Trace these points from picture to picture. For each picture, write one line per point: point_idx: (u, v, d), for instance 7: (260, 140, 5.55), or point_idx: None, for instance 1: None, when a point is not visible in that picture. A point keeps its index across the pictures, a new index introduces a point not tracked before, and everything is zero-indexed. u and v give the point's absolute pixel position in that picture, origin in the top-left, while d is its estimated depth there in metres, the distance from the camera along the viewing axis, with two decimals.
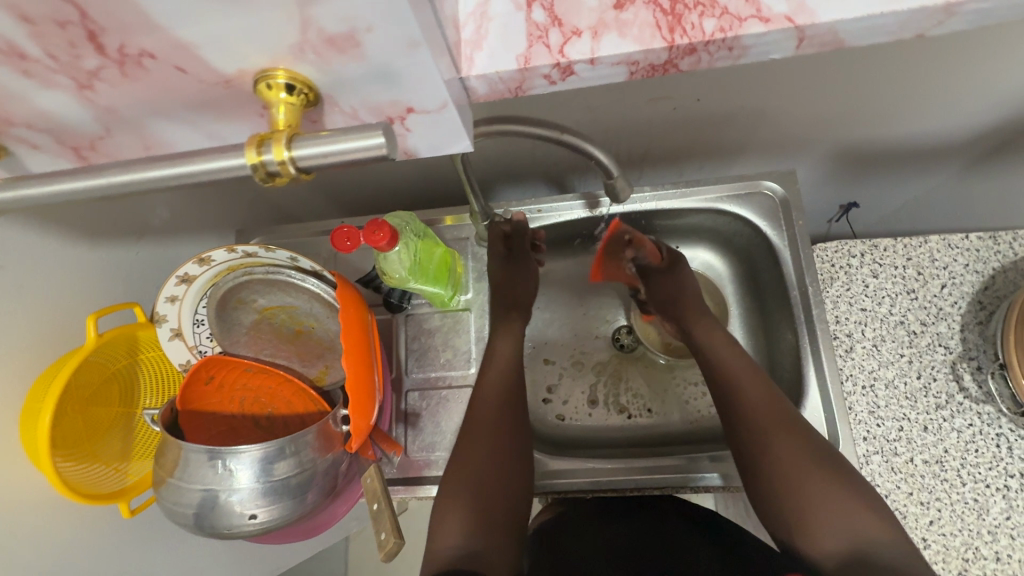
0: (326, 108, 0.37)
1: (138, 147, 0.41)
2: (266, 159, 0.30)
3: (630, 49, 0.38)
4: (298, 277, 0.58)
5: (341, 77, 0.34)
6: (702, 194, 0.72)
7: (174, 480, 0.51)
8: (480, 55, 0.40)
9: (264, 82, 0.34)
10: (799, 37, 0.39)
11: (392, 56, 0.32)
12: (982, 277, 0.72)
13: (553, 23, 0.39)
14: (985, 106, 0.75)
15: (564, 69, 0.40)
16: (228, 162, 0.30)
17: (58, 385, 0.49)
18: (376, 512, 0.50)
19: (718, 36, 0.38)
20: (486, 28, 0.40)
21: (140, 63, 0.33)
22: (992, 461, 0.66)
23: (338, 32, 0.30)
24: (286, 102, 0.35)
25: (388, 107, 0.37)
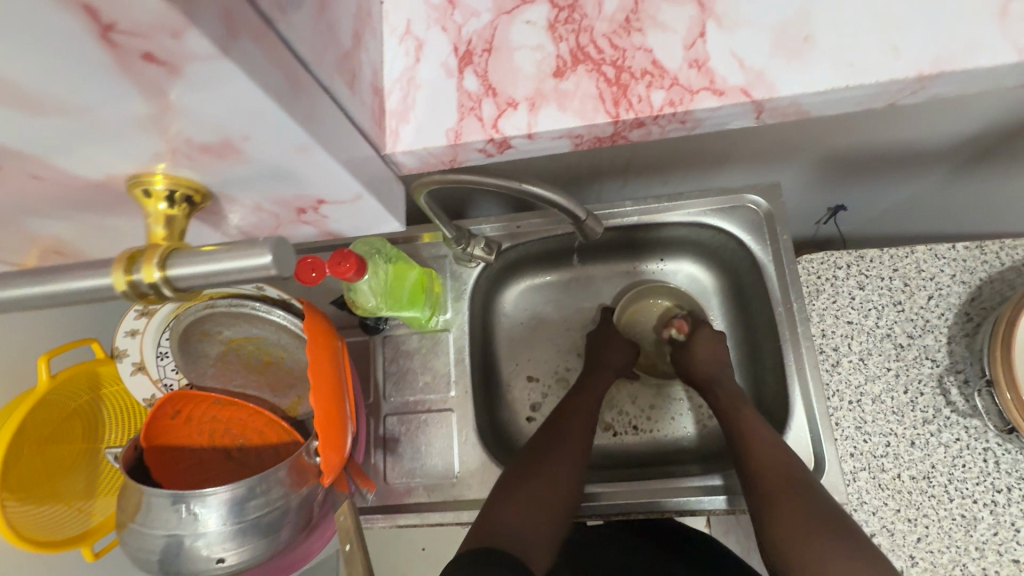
0: (222, 204, 0.37)
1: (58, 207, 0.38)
2: (136, 280, 0.28)
3: (571, 123, 0.40)
4: (263, 309, 0.54)
5: (229, 178, 0.33)
6: (685, 209, 0.71)
7: (136, 525, 0.49)
8: (406, 129, 0.42)
9: (139, 189, 0.32)
10: (758, 109, 0.40)
11: (281, 159, 0.30)
12: (969, 287, 0.71)
13: (486, 93, 0.41)
14: (971, 112, 0.74)
15: (499, 143, 0.42)
16: (92, 283, 0.27)
17: (10, 426, 0.47)
18: (348, 553, 0.48)
19: (666, 111, 0.39)
20: (412, 97, 0.42)
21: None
22: (979, 476, 0.65)
23: (212, 141, 0.28)
24: (162, 211, 0.33)
25: (296, 199, 0.37)
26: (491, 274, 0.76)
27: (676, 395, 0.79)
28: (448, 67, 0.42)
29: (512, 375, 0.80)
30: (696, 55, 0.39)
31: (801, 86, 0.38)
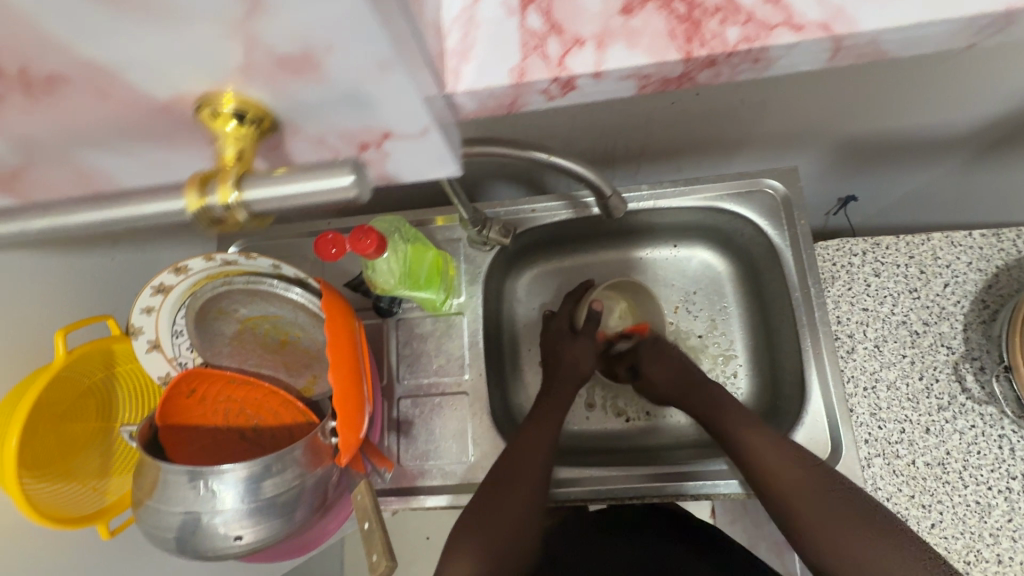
0: (287, 135, 0.33)
1: (77, 177, 0.37)
2: (209, 203, 0.27)
3: (641, 61, 0.36)
4: (281, 286, 0.55)
5: (301, 103, 0.30)
6: (702, 193, 0.70)
7: (152, 502, 0.48)
8: (467, 67, 0.37)
9: (207, 108, 0.30)
10: (835, 47, 0.36)
11: (359, 80, 0.28)
12: (985, 275, 0.70)
13: (552, 31, 0.37)
14: (990, 99, 0.73)
15: (564, 84, 0.37)
16: (164, 206, 0.27)
17: (26, 402, 0.46)
18: (367, 531, 0.48)
19: (742, 47, 0.35)
20: (473, 36, 0.37)
21: (52, 88, 0.29)
22: (994, 463, 0.65)
23: (289, 53, 0.26)
24: (234, 131, 0.30)
25: (363, 133, 0.33)
26: (505, 258, 0.76)
27: None
28: (509, 7, 0.38)
29: (525, 360, 0.79)
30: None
31: (883, 20, 0.34)
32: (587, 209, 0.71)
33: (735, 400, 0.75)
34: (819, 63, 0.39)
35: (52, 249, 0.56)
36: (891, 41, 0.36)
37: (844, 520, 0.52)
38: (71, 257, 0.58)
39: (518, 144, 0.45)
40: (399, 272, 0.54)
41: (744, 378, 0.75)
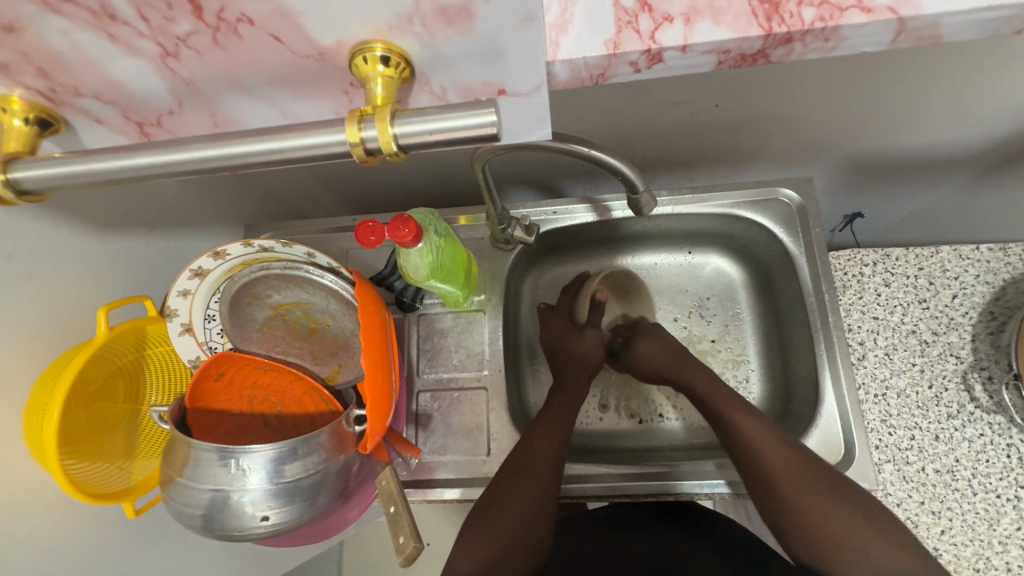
0: (414, 88, 0.37)
1: (205, 125, 0.40)
2: (367, 136, 0.30)
3: (725, 37, 0.38)
4: (316, 273, 0.58)
5: (440, 53, 0.33)
6: (719, 200, 0.72)
7: (183, 479, 0.49)
8: (566, 39, 0.39)
9: (360, 56, 0.33)
10: (898, 29, 0.39)
11: (502, 30, 0.31)
12: (992, 287, 0.72)
13: (643, 8, 0.39)
14: (1002, 117, 0.76)
15: (653, 57, 0.40)
16: (329, 137, 0.30)
17: (68, 377, 0.47)
18: (393, 515, 0.49)
19: (818, 26, 0.38)
20: (571, 11, 0.40)
21: (236, 29, 0.32)
22: (1002, 471, 0.66)
23: (453, 3, 0.29)
24: (383, 75, 0.34)
25: (479, 87, 0.36)
26: (524, 258, 0.77)
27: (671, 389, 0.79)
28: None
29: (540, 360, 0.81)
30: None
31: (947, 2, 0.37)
32: (608, 213, 0.73)
33: None
34: (878, 45, 0.41)
35: (97, 230, 0.57)
36: (945, 26, 0.39)
37: (841, 514, 0.53)
38: (111, 240, 0.60)
39: (558, 137, 0.47)
40: (431, 264, 0.55)
41: (756, 383, 0.76)
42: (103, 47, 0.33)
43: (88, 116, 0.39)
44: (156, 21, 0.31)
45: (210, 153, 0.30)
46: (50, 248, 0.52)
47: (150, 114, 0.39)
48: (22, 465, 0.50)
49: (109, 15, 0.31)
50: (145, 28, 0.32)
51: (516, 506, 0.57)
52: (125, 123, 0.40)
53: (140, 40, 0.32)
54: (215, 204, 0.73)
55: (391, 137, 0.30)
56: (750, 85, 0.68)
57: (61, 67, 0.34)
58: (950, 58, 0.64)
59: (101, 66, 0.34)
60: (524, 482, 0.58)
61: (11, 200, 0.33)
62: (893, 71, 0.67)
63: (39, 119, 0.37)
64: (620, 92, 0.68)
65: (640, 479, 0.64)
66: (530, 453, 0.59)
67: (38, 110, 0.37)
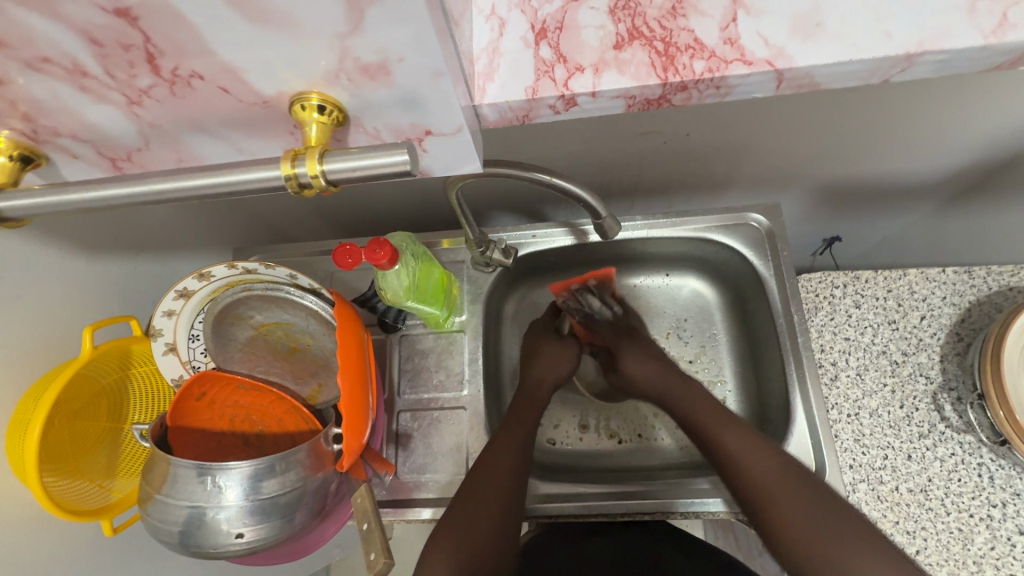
0: (350, 129, 0.39)
1: (171, 160, 0.43)
2: (300, 172, 0.32)
3: (628, 85, 0.41)
4: (297, 294, 0.60)
5: (369, 101, 0.36)
6: (692, 224, 0.75)
7: (161, 496, 0.50)
8: (491, 86, 0.43)
9: (298, 103, 0.36)
10: (777, 78, 0.42)
11: (419, 83, 0.34)
12: (959, 309, 0.74)
13: (558, 60, 0.43)
14: (963, 147, 0.79)
15: (568, 101, 0.43)
16: (265, 172, 0.32)
17: (53, 391, 0.49)
18: (365, 532, 0.50)
19: (706, 76, 0.41)
20: (497, 62, 0.43)
21: (190, 82, 0.35)
22: (974, 491, 0.67)
23: (372, 61, 0.32)
24: (319, 121, 0.36)
25: (409, 129, 0.39)
26: (506, 279, 0.80)
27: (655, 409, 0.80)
28: (526, 40, 0.43)
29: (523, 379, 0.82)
30: (730, 35, 0.41)
31: (817, 59, 0.40)
32: (585, 236, 0.76)
33: None
34: (767, 92, 0.44)
35: (87, 251, 0.60)
36: (821, 76, 0.42)
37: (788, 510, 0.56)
38: (101, 262, 0.62)
39: (522, 166, 0.50)
40: (407, 286, 0.57)
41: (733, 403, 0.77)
42: (74, 97, 0.36)
43: (65, 153, 0.41)
44: (121, 77, 0.34)
45: (189, 186, 0.32)
46: (44, 268, 0.55)
47: (120, 150, 0.42)
48: (6, 484, 0.51)
49: (79, 72, 0.33)
50: (112, 81, 0.34)
51: (477, 522, 0.57)
52: (98, 159, 0.43)
53: (107, 90, 0.35)
54: (206, 227, 0.76)
55: (320, 172, 0.33)
56: (716, 116, 0.72)
57: (43, 111, 0.37)
58: (904, 92, 0.68)
59: (74, 112, 0.37)
60: (482, 496, 0.59)
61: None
62: (850, 105, 0.70)
63: (21, 156, 0.40)
64: (593, 123, 0.71)
65: (612, 499, 0.65)
66: (488, 465, 0.61)
67: (19, 148, 0.40)
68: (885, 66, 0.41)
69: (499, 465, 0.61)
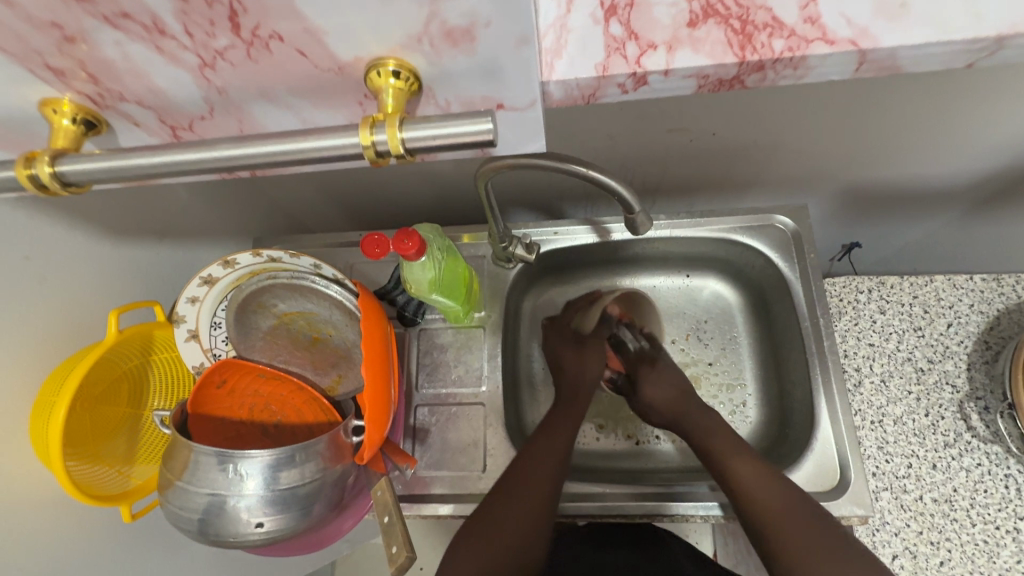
0: (422, 100, 0.39)
1: (233, 130, 0.42)
2: (378, 139, 0.32)
3: (703, 63, 0.41)
4: (321, 283, 0.59)
5: (446, 70, 0.36)
6: (715, 225, 0.74)
7: (181, 482, 0.50)
8: (559, 62, 0.42)
9: (376, 69, 0.35)
10: (859, 60, 0.41)
11: (501, 52, 0.34)
12: (987, 317, 0.73)
13: (630, 36, 0.42)
14: (994, 150, 0.78)
15: (638, 79, 0.42)
16: (342, 139, 0.32)
17: (77, 373, 0.49)
18: (386, 525, 0.49)
19: (786, 55, 0.40)
20: (565, 38, 0.42)
21: (268, 45, 0.34)
22: (1001, 502, 0.66)
23: (458, 25, 0.32)
24: (394, 87, 0.36)
25: (480, 102, 0.38)
26: (527, 274, 0.79)
27: None
28: (595, 16, 0.43)
29: (540, 378, 0.81)
30: (810, 13, 0.41)
31: (902, 38, 0.39)
32: (608, 235, 0.75)
33: (744, 429, 0.75)
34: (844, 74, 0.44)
35: (112, 234, 0.59)
36: (907, 58, 0.41)
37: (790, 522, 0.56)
38: (126, 246, 0.62)
39: (556, 158, 0.49)
40: (431, 279, 0.56)
41: (753, 408, 0.76)
42: (148, 57, 0.35)
43: (126, 119, 0.41)
44: (198, 36, 0.34)
45: (228, 157, 0.32)
46: (68, 250, 0.55)
47: (182, 118, 0.42)
48: (27, 466, 0.51)
49: (157, 30, 0.33)
50: (189, 42, 0.34)
51: (509, 525, 0.57)
52: (159, 127, 0.42)
53: (182, 51, 0.35)
54: (229, 213, 0.77)
55: (399, 140, 0.32)
56: (743, 115, 0.72)
57: (110, 74, 0.37)
58: (936, 90, 0.67)
59: (143, 74, 0.37)
60: (522, 499, 0.58)
61: (55, 190, 0.35)
62: (880, 104, 0.70)
63: (86, 120, 0.40)
64: (619, 119, 0.71)
65: (628, 500, 0.64)
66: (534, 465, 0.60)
67: (84, 112, 0.40)
68: (977, 47, 0.40)
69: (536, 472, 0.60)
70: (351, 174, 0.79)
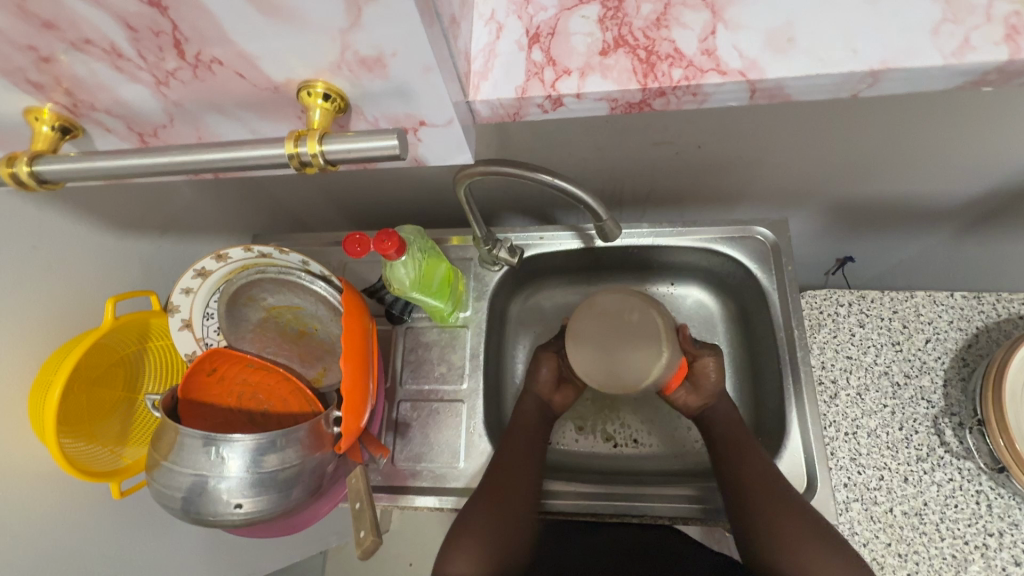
0: (353, 117, 0.42)
1: (192, 138, 0.46)
2: (301, 151, 0.34)
3: (610, 88, 0.43)
4: (307, 279, 0.62)
5: (367, 92, 0.38)
6: (698, 235, 0.76)
7: (167, 462, 0.53)
8: (485, 84, 0.45)
9: (305, 91, 0.38)
10: (751, 89, 0.43)
11: (410, 77, 0.36)
12: (965, 334, 0.74)
13: (548, 63, 0.45)
14: (979, 170, 0.79)
15: (554, 101, 0.45)
16: (270, 151, 0.35)
17: (73, 358, 0.52)
18: (358, 511, 0.52)
19: (683, 84, 0.43)
20: (492, 62, 0.46)
21: (210, 68, 0.37)
22: (971, 518, 0.66)
23: (369, 54, 0.34)
24: (321, 108, 0.39)
25: (404, 119, 0.41)
26: (514, 277, 0.81)
27: (657, 414, 0.81)
28: (520, 43, 0.46)
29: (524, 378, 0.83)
30: (708, 46, 0.43)
31: (786, 71, 0.42)
32: (592, 241, 0.77)
33: None
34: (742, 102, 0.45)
35: (115, 228, 0.63)
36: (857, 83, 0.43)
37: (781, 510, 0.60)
38: (128, 239, 0.65)
39: (528, 166, 0.52)
40: (415, 276, 0.59)
41: None
42: (109, 76, 0.39)
43: (98, 126, 0.45)
44: (150, 59, 0.37)
45: (207, 160, 0.35)
46: (72, 241, 0.58)
47: (148, 126, 0.45)
48: (24, 443, 0.54)
49: (115, 54, 0.36)
50: (143, 64, 0.37)
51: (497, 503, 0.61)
52: (127, 133, 0.46)
53: (139, 72, 0.38)
54: (229, 210, 0.80)
55: (321, 152, 0.35)
56: (727, 129, 0.73)
57: (81, 87, 0.40)
58: (918, 110, 0.68)
59: (108, 89, 0.40)
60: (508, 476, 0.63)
61: (33, 186, 0.38)
62: (861, 122, 0.71)
63: (61, 127, 0.43)
64: (606, 130, 0.73)
65: (604, 499, 0.66)
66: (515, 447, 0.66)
67: (61, 121, 0.43)
68: (854, 80, 0.42)
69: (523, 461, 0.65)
70: (347, 175, 0.82)
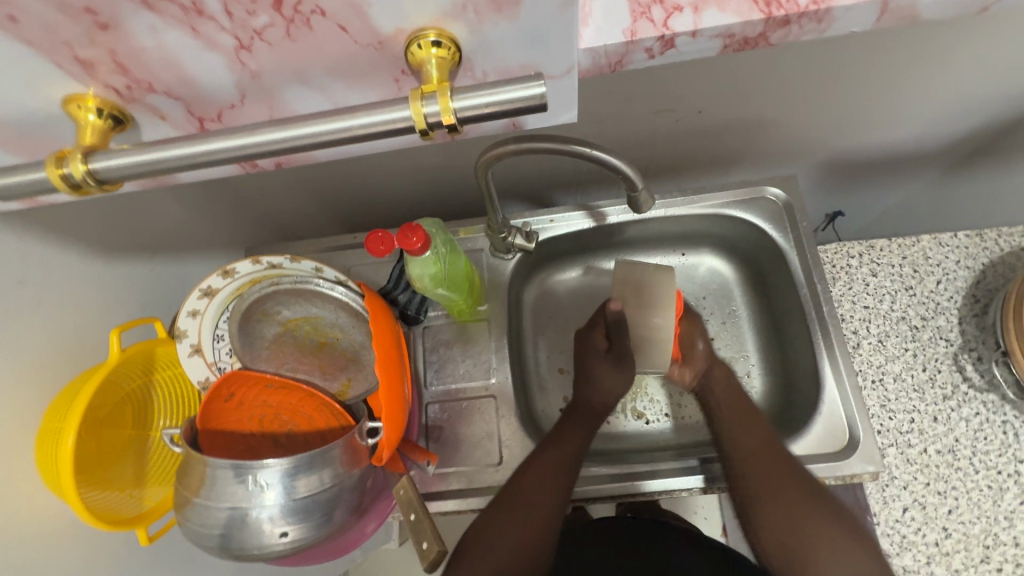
0: (457, 72, 0.39)
1: (262, 117, 0.42)
2: (430, 110, 0.32)
3: (731, 21, 0.43)
4: (326, 286, 0.58)
5: (486, 39, 0.36)
6: (709, 201, 0.75)
7: (200, 499, 0.49)
8: (587, 30, 0.44)
9: (415, 42, 0.35)
10: (882, 10, 0.43)
11: (544, 17, 0.34)
12: (973, 271, 0.76)
13: (655, 2, 0.44)
14: (966, 112, 0.82)
15: (666, 42, 0.44)
16: (397, 112, 0.32)
17: (84, 396, 0.48)
18: (414, 522, 0.49)
19: (812, 8, 0.43)
20: (590, 5, 0.44)
21: (308, 21, 0.34)
22: (1000, 448, 0.68)
23: None
24: (436, 57, 0.36)
25: (517, 70, 0.39)
26: (526, 264, 0.79)
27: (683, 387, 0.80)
28: None
29: (546, 367, 0.81)
30: None
31: None
32: (604, 218, 0.76)
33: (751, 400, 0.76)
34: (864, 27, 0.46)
35: (104, 252, 0.58)
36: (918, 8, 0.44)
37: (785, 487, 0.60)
38: (118, 264, 0.60)
39: (559, 138, 0.48)
40: (435, 273, 0.56)
41: (758, 377, 0.77)
42: (183, 42, 0.34)
43: (153, 113, 0.40)
44: (238, 15, 0.33)
45: (271, 140, 0.33)
46: (61, 271, 0.53)
47: (210, 108, 0.41)
48: (37, 499, 0.49)
49: (197, 11, 0.32)
50: (227, 22, 0.33)
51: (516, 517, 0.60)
52: (186, 119, 0.42)
53: (219, 34, 0.34)
54: (217, 224, 0.75)
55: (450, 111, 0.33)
56: (728, 91, 0.73)
57: (140, 61, 0.35)
58: (912, 52, 0.69)
59: (176, 62, 0.36)
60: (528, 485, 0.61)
61: (90, 189, 0.35)
62: (858, 72, 0.72)
63: (111, 114, 0.39)
64: (609, 103, 0.72)
65: (613, 481, 0.64)
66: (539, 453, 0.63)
67: (111, 107, 0.39)
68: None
69: (532, 492, 0.61)
70: (339, 175, 0.78)
